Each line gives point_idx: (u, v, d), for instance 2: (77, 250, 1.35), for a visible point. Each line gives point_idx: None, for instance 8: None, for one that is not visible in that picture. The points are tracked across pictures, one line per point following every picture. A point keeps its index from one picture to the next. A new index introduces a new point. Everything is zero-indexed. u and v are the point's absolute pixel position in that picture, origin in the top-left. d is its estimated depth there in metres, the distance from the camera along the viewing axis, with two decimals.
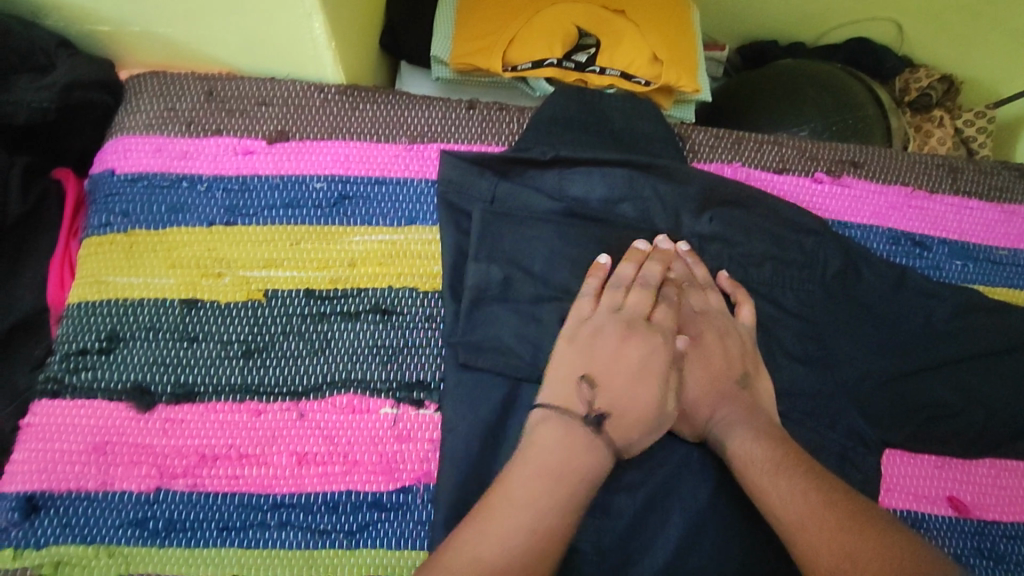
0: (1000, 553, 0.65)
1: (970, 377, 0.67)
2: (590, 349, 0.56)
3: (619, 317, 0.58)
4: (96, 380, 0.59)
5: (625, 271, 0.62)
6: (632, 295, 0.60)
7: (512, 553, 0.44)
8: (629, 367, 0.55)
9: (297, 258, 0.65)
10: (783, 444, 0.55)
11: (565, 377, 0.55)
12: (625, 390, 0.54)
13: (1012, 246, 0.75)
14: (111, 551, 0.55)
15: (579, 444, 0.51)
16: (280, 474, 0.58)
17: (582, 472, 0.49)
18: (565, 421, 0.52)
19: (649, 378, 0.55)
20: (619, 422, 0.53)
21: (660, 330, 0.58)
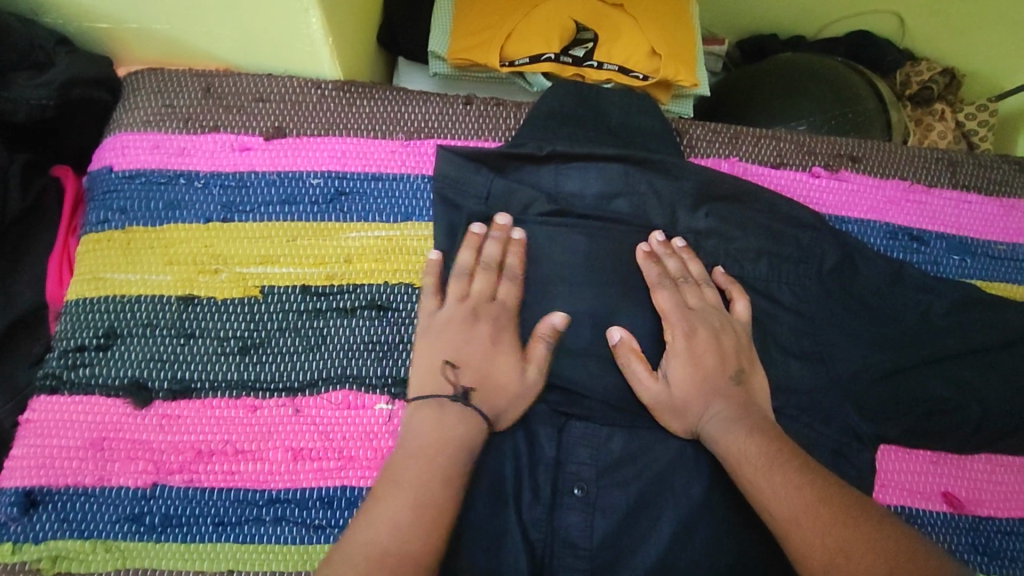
0: (995, 548, 0.65)
1: (967, 372, 0.67)
2: (449, 336, 0.60)
3: (465, 305, 0.61)
4: (94, 376, 0.60)
5: (467, 252, 0.63)
6: (477, 280, 0.62)
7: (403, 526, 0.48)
8: (482, 346, 0.59)
9: (293, 255, 0.65)
10: (776, 440, 0.55)
11: (430, 367, 0.59)
12: (484, 367, 0.59)
13: (1011, 241, 0.74)
14: (110, 546, 0.55)
15: (451, 421, 0.55)
16: (276, 469, 0.58)
17: (458, 441, 0.54)
18: (437, 405, 0.56)
19: (502, 353, 0.60)
20: (486, 397, 0.58)
21: (498, 308, 0.62)
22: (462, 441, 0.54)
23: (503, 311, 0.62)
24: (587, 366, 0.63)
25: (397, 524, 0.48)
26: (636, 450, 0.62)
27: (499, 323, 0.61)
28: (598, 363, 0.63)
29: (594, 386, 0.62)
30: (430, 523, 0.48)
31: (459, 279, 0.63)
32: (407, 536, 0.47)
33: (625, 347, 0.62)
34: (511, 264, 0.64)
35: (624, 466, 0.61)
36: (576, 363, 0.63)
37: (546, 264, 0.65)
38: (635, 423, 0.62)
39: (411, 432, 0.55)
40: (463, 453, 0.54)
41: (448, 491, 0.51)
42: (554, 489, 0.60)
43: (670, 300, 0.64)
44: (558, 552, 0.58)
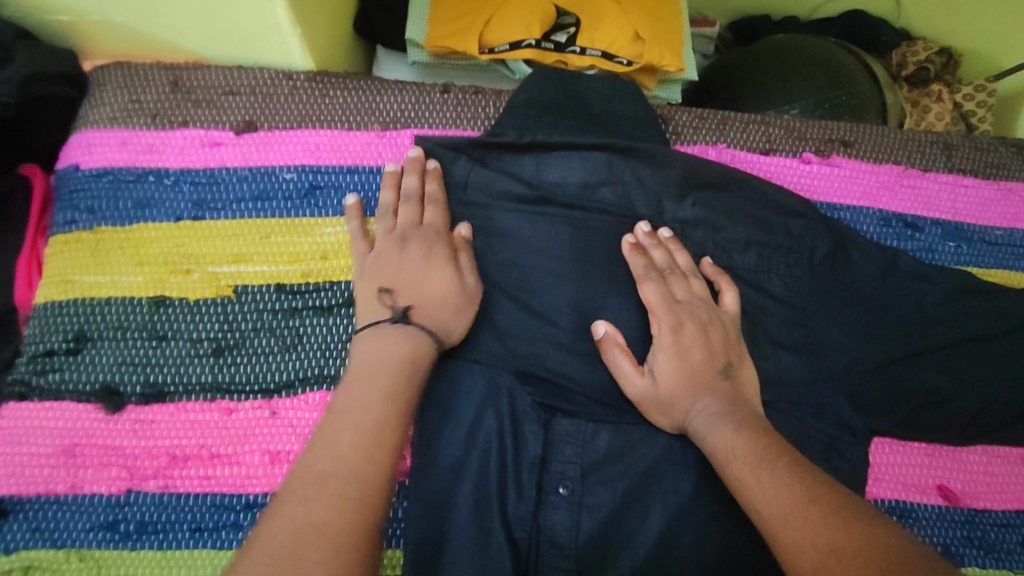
0: (991, 542, 0.63)
1: (961, 362, 0.65)
2: (383, 266, 0.59)
3: (393, 235, 0.60)
4: (64, 381, 0.58)
5: (388, 191, 0.63)
6: (400, 211, 0.62)
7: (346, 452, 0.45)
8: (415, 263, 0.58)
9: (266, 252, 0.63)
10: (764, 436, 0.54)
11: (368, 300, 0.57)
12: (419, 284, 0.57)
13: (1008, 226, 0.72)
14: (83, 555, 0.54)
15: (391, 338, 0.53)
16: (252, 473, 0.57)
17: (400, 359, 0.52)
18: (378, 329, 0.54)
19: (436, 267, 0.58)
20: (426, 312, 0.56)
21: (426, 232, 0.61)
22: (408, 358, 0.52)
23: (432, 232, 0.61)
24: (571, 362, 0.61)
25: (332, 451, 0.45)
26: (623, 446, 0.61)
27: (429, 241, 0.60)
28: (583, 358, 0.62)
29: (578, 380, 0.61)
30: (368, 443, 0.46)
31: (384, 216, 0.62)
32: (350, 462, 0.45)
33: (613, 342, 0.60)
34: (431, 192, 0.63)
35: (610, 463, 0.60)
36: (559, 358, 0.61)
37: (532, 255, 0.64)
38: (620, 419, 0.61)
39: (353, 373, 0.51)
40: (407, 373, 0.51)
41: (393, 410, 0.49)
42: (538, 489, 0.59)
43: (657, 294, 0.62)
44: (543, 552, 0.57)
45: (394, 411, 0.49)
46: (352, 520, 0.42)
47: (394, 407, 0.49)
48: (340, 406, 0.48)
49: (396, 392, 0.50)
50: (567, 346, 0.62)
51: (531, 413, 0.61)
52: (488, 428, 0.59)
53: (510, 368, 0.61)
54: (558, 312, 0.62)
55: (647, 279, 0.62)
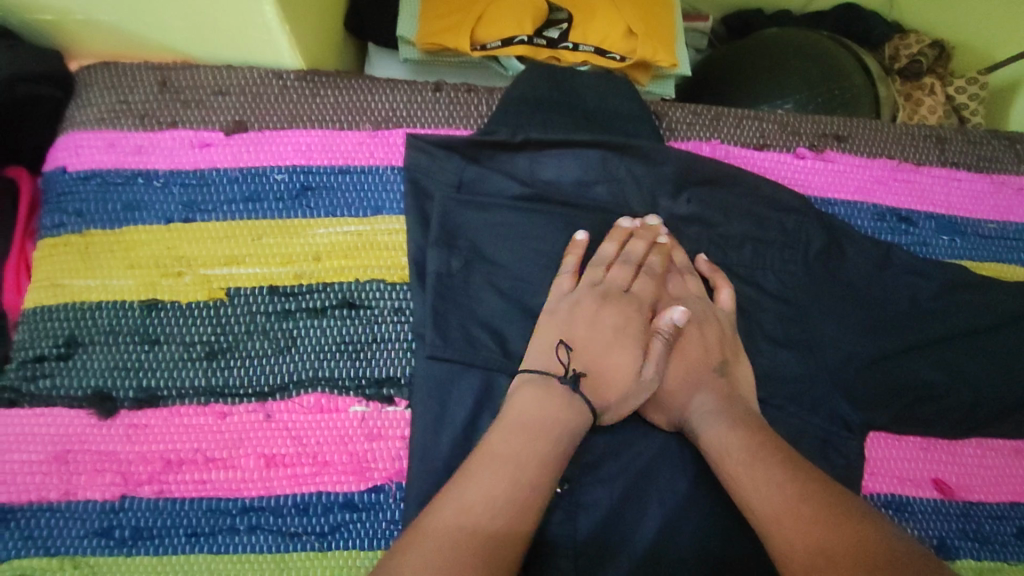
0: (986, 533, 0.63)
1: (955, 356, 0.66)
2: (564, 316, 0.58)
3: (598, 289, 0.59)
4: (55, 387, 0.58)
5: (613, 244, 0.62)
6: (615, 269, 0.61)
7: (496, 502, 0.45)
8: (607, 332, 0.57)
9: (259, 254, 0.62)
10: (759, 432, 0.54)
11: (542, 347, 0.57)
12: (597, 355, 0.56)
13: (1001, 219, 0.72)
14: (76, 562, 0.54)
15: (557, 401, 0.52)
16: (248, 476, 0.57)
17: (557, 430, 0.51)
18: (543, 384, 0.54)
19: (621, 343, 0.57)
20: (594, 387, 0.55)
21: (630, 302, 0.59)
22: (560, 428, 0.51)
23: (635, 301, 0.60)
24: None
25: (485, 498, 0.45)
26: (620, 444, 0.60)
27: (632, 312, 0.59)
28: None
29: None
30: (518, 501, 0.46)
31: (597, 266, 0.61)
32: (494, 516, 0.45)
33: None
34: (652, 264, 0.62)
35: (608, 462, 0.60)
36: None
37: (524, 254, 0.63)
38: (618, 417, 0.61)
39: (517, 421, 0.51)
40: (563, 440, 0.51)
41: (544, 473, 0.48)
42: None
43: (649, 282, 0.61)
44: (541, 553, 0.57)
45: (544, 479, 0.48)
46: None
47: (547, 475, 0.48)
48: (505, 455, 0.48)
49: (548, 459, 0.49)
50: None
51: None
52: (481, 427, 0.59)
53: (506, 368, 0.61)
54: None
55: (629, 267, 0.61)
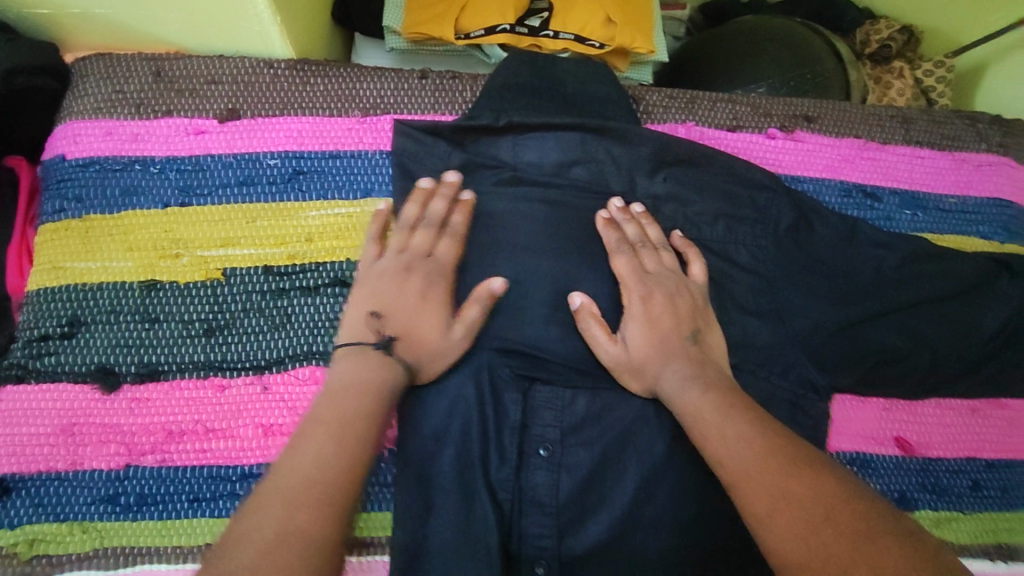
0: (944, 486, 0.68)
1: (917, 322, 0.69)
2: (375, 285, 0.60)
3: (402, 257, 0.62)
4: (59, 365, 0.60)
5: (413, 207, 0.64)
6: (416, 235, 0.63)
7: (325, 458, 0.48)
8: (414, 296, 0.60)
9: (253, 236, 0.65)
10: (726, 394, 0.57)
11: (356, 316, 0.59)
12: (408, 320, 0.59)
13: (961, 194, 0.75)
14: (86, 527, 0.57)
15: (372, 363, 0.55)
16: (247, 445, 0.60)
17: (383, 387, 0.54)
18: (360, 350, 0.56)
19: (429, 306, 0.60)
20: (409, 348, 0.58)
21: (433, 266, 0.62)
22: (386, 385, 0.55)
23: (439, 265, 0.63)
24: (550, 333, 0.65)
25: (314, 455, 0.48)
26: (600, 409, 0.65)
27: (435, 275, 0.62)
28: (561, 327, 0.65)
29: (555, 348, 0.65)
30: (349, 453, 0.49)
31: (396, 234, 0.64)
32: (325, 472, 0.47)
33: (586, 311, 0.64)
34: (454, 224, 0.65)
35: (589, 425, 0.65)
36: (539, 328, 0.65)
37: (503, 233, 0.67)
38: (598, 385, 0.66)
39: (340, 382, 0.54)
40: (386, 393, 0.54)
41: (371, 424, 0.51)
42: (520, 451, 0.63)
43: (451, 243, 0.64)
44: (526, 510, 0.62)
45: (371, 429, 0.51)
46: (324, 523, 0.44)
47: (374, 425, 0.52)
48: (328, 415, 0.51)
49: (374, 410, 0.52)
50: (545, 317, 0.65)
51: (511, 381, 0.65)
52: (468, 396, 0.63)
53: (492, 342, 0.64)
54: (537, 286, 0.66)
55: (431, 229, 0.64)
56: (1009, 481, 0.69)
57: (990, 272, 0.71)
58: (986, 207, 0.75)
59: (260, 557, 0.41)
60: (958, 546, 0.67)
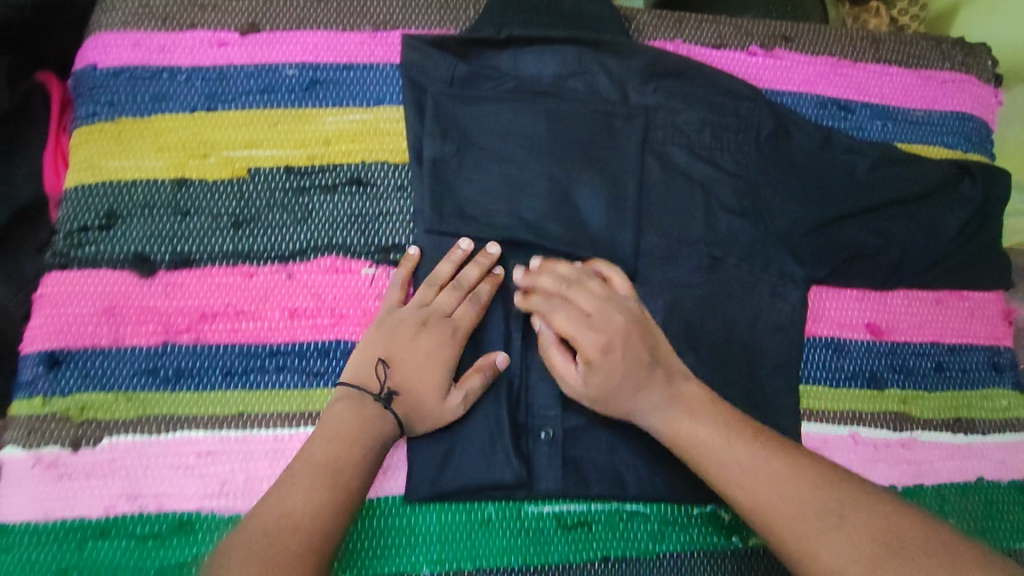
0: (910, 367, 0.75)
1: (886, 222, 0.76)
2: (391, 335, 0.63)
3: (421, 312, 0.64)
4: (99, 253, 0.65)
5: (447, 266, 0.66)
6: (442, 293, 0.65)
7: (317, 505, 0.53)
8: (422, 355, 0.62)
9: (276, 138, 0.70)
10: (710, 417, 0.58)
11: (366, 360, 0.63)
12: (411, 376, 0.62)
13: (928, 107, 0.82)
14: (129, 396, 0.63)
15: (367, 415, 0.59)
16: (274, 326, 0.66)
17: (373, 440, 0.58)
18: (359, 398, 0.60)
19: (435, 364, 0.62)
20: (405, 405, 0.61)
21: (447, 329, 0.64)
22: (374, 436, 0.59)
23: (454, 328, 0.64)
24: (551, 228, 0.70)
25: (307, 501, 0.53)
26: None
27: (447, 338, 0.63)
28: (562, 220, 0.70)
29: (557, 239, 0.69)
30: (339, 497, 0.54)
31: (423, 289, 0.65)
32: (309, 522, 0.52)
33: (546, 336, 0.63)
34: (483, 292, 0.66)
35: None
36: (543, 222, 0.70)
37: (506, 139, 0.71)
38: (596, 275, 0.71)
39: (333, 427, 0.58)
40: (376, 444, 0.59)
41: (362, 474, 0.57)
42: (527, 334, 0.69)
43: (472, 308, 0.65)
44: (532, 385, 0.68)
45: (358, 477, 0.56)
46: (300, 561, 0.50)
47: (365, 472, 0.57)
48: (321, 461, 0.56)
49: (363, 459, 0.57)
50: (547, 213, 0.70)
51: (518, 272, 0.70)
52: None
53: (497, 237, 0.69)
54: (539, 185, 0.71)
55: (457, 292, 0.65)
56: (969, 363, 0.77)
57: (952, 177, 0.78)
58: (950, 119, 0.82)
59: None
60: (921, 420, 0.74)
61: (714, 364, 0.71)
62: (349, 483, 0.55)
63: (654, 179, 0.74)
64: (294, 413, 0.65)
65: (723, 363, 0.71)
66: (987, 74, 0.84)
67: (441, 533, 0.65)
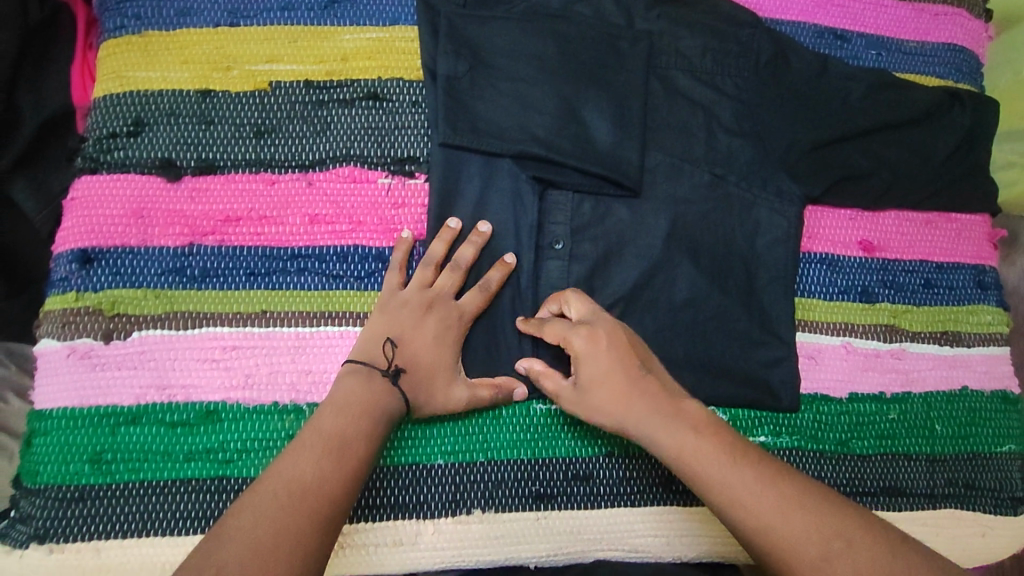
0: (901, 284, 0.79)
1: (880, 145, 0.79)
2: (396, 316, 0.65)
3: (424, 294, 0.66)
4: (128, 158, 0.68)
5: (442, 244, 0.68)
6: (442, 276, 0.67)
7: (325, 475, 0.53)
8: (429, 336, 0.65)
9: (296, 54, 0.72)
10: (711, 435, 0.57)
11: (372, 339, 0.64)
12: (420, 355, 0.64)
13: (919, 39, 0.85)
14: (158, 293, 0.66)
15: (377, 390, 0.60)
16: (296, 231, 0.69)
17: (384, 414, 0.59)
18: (369, 373, 0.61)
19: (442, 347, 0.65)
20: (413, 383, 0.63)
21: (451, 313, 0.66)
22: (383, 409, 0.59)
23: (458, 311, 0.67)
24: (560, 143, 0.72)
25: (315, 469, 0.53)
26: (603, 212, 0.74)
27: (452, 320, 0.66)
28: (570, 135, 0.73)
29: (567, 153, 0.72)
30: (348, 466, 0.55)
31: (423, 271, 0.67)
32: (315, 493, 0.52)
33: (533, 368, 0.66)
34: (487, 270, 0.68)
35: (594, 224, 0.73)
36: (552, 138, 0.72)
37: (515, 58, 0.74)
38: (602, 190, 0.73)
39: (339, 404, 0.58)
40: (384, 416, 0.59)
41: (371, 444, 0.57)
42: (537, 245, 0.72)
43: (476, 294, 0.68)
44: (542, 293, 0.71)
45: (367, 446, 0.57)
46: (305, 529, 0.50)
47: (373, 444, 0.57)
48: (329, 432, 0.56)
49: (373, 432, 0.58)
50: (555, 130, 0.72)
51: (528, 186, 0.72)
52: (492, 201, 0.71)
53: (508, 152, 0.71)
54: (548, 103, 0.73)
55: (458, 272, 0.68)
56: (956, 281, 0.81)
57: (943, 103, 0.81)
58: (941, 51, 0.85)
59: (252, 554, 0.48)
60: (910, 332, 0.78)
61: (714, 275, 0.74)
62: (358, 452, 0.56)
63: (657, 100, 0.77)
64: (315, 313, 0.68)
65: (722, 273, 0.74)
66: (976, 9, 0.88)
67: (455, 428, 0.69)
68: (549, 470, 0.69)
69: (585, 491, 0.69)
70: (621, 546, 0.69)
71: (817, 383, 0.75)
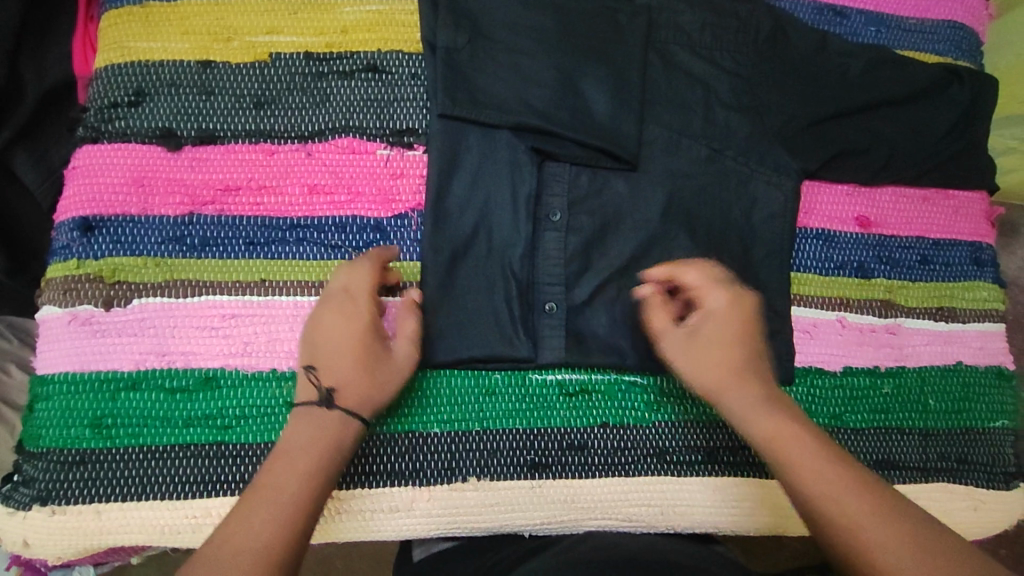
0: (897, 259, 0.80)
1: (877, 121, 0.79)
2: (313, 343, 0.61)
3: (321, 300, 0.63)
4: (129, 128, 0.69)
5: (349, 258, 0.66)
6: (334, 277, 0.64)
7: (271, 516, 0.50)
8: (333, 340, 0.60)
9: (296, 25, 0.73)
10: (810, 426, 0.55)
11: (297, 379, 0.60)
12: (339, 366, 0.59)
13: (919, 16, 0.85)
14: (158, 261, 0.67)
15: (325, 426, 0.57)
16: (294, 201, 0.70)
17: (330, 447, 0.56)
18: (308, 412, 0.57)
19: (349, 332, 0.60)
20: (347, 391, 0.58)
21: (343, 300, 0.62)
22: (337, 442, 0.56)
23: (355, 295, 0.62)
24: (558, 116, 0.72)
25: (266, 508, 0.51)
26: (600, 185, 0.74)
27: (351, 307, 0.61)
28: (568, 108, 0.73)
29: (564, 126, 0.72)
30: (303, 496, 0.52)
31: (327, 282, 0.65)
32: (262, 541, 0.49)
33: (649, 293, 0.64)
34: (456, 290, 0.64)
35: (591, 197, 0.74)
36: (549, 111, 0.72)
37: (513, 31, 0.74)
38: (599, 164, 0.73)
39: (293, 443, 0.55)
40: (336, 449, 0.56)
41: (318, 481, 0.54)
42: (534, 218, 0.72)
43: (360, 269, 0.63)
44: (539, 264, 0.71)
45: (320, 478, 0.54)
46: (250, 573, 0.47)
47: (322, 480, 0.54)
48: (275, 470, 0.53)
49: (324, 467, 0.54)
50: (553, 103, 0.72)
51: (526, 158, 0.71)
52: (487, 174, 0.71)
53: (506, 123, 0.71)
54: (546, 76, 0.73)
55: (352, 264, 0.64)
56: (952, 258, 0.81)
57: (942, 79, 0.81)
58: (941, 28, 0.85)
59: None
60: (905, 307, 0.79)
61: (711, 248, 0.74)
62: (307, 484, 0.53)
63: (656, 75, 0.77)
64: (312, 284, 0.69)
65: (718, 247, 0.75)
66: None
67: (451, 397, 0.70)
68: (544, 440, 0.70)
69: (581, 460, 0.70)
70: (615, 515, 0.69)
71: (812, 356, 0.76)
